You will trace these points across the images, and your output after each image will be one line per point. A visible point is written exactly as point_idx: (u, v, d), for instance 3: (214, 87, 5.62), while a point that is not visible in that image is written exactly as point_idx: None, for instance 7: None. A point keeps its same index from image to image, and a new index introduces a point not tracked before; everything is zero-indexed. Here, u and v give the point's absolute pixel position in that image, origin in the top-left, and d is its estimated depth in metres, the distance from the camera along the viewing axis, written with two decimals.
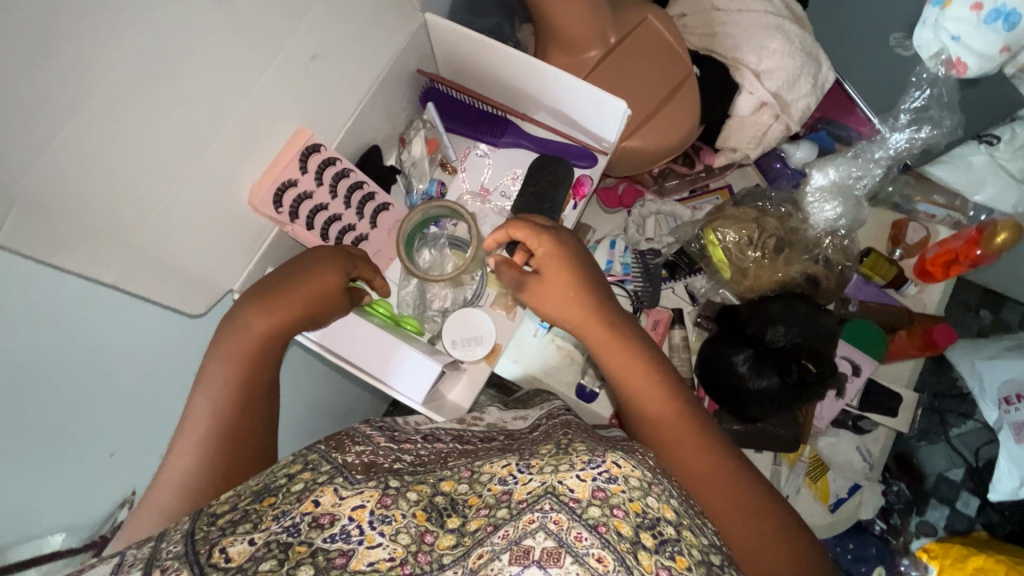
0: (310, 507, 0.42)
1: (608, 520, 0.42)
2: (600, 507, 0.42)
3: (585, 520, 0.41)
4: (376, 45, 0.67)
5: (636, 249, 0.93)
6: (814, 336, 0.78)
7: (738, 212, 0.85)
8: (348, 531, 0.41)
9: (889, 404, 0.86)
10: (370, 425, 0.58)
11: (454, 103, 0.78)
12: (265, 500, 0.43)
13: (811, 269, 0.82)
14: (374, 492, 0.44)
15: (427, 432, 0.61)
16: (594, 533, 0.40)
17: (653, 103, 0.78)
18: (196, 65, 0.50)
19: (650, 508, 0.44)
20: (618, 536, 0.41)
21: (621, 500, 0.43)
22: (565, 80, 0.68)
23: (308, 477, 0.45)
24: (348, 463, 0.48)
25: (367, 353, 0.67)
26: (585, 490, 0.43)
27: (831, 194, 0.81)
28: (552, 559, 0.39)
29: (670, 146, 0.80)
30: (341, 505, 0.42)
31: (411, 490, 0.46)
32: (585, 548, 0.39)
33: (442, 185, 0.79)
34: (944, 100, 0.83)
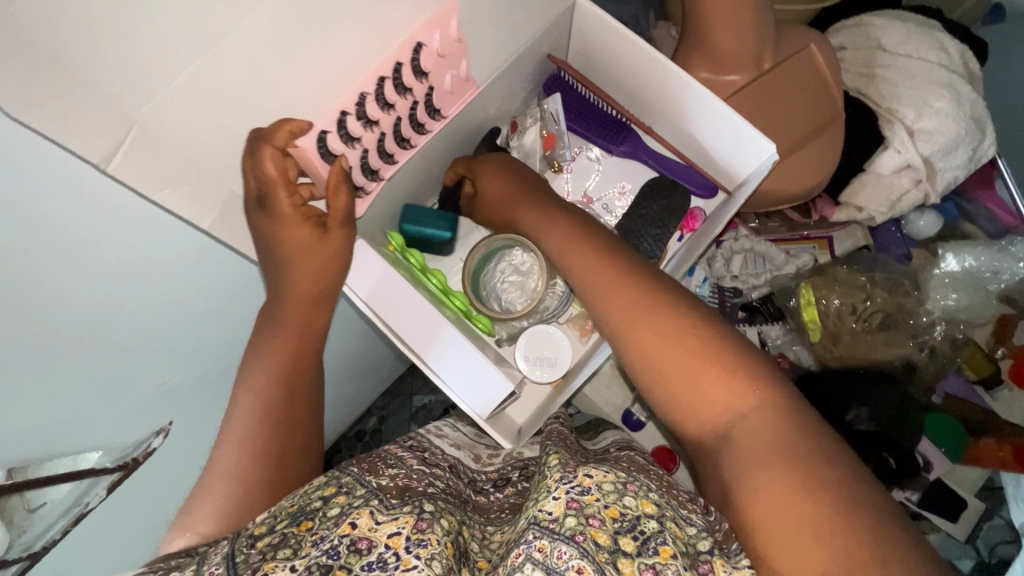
0: (347, 529, 0.40)
1: (585, 530, 0.37)
2: (576, 517, 0.38)
3: (562, 533, 0.37)
4: (520, 22, 0.60)
5: (716, 283, 0.84)
6: (894, 424, 0.73)
7: (848, 276, 0.79)
8: (384, 560, 0.39)
9: (953, 509, 0.81)
10: (400, 444, 0.56)
11: (578, 99, 0.72)
12: (302, 523, 0.41)
13: (914, 356, 0.76)
14: (409, 517, 0.42)
15: (451, 462, 0.57)
16: (573, 545, 0.36)
17: (793, 142, 0.71)
18: (338, 17, 0.44)
19: (628, 509, 0.39)
20: (596, 546, 0.36)
21: (597, 508, 0.39)
22: (712, 102, 0.61)
23: (343, 502, 0.43)
24: (382, 486, 0.46)
25: (424, 340, 0.59)
26: (560, 506, 0.38)
27: (959, 284, 0.76)
28: None
29: (799, 193, 0.73)
30: (377, 530, 0.40)
31: (443, 518, 0.43)
32: (564, 564, 0.35)
33: (545, 183, 0.73)
34: None
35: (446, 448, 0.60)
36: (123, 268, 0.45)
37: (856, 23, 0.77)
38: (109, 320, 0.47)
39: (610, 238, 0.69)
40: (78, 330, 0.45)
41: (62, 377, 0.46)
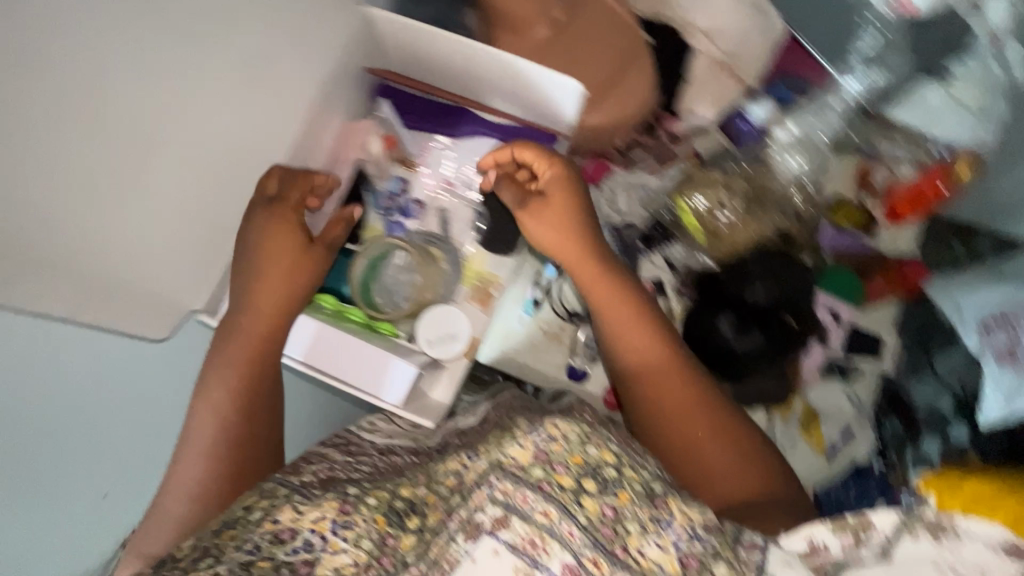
0: (271, 525, 0.47)
1: (550, 479, 0.48)
2: (543, 468, 0.49)
3: (528, 482, 0.48)
4: (313, 45, 0.65)
5: (611, 225, 0.90)
6: (788, 289, 0.79)
7: (705, 176, 0.85)
8: (310, 542, 0.46)
9: (871, 347, 0.89)
10: (327, 443, 0.60)
11: (410, 98, 0.77)
12: (225, 533, 0.47)
13: (783, 225, 0.82)
14: (331, 503, 0.48)
15: (385, 447, 0.61)
16: (538, 493, 0.47)
17: (610, 74, 0.77)
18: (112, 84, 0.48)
19: (590, 457, 0.50)
20: (560, 488, 0.48)
21: (562, 455, 0.50)
22: (510, 62, 0.66)
23: (263, 505, 0.48)
24: (305, 481, 0.51)
25: (326, 352, 0.66)
26: (527, 455, 0.50)
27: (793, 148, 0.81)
28: (501, 524, 0.46)
29: (634, 115, 0.79)
30: (300, 519, 0.47)
31: (368, 497, 0.50)
32: (529, 506, 0.47)
33: (406, 183, 0.77)
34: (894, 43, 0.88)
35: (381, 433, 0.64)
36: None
37: None
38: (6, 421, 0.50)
39: (480, 213, 0.75)
40: None
41: None
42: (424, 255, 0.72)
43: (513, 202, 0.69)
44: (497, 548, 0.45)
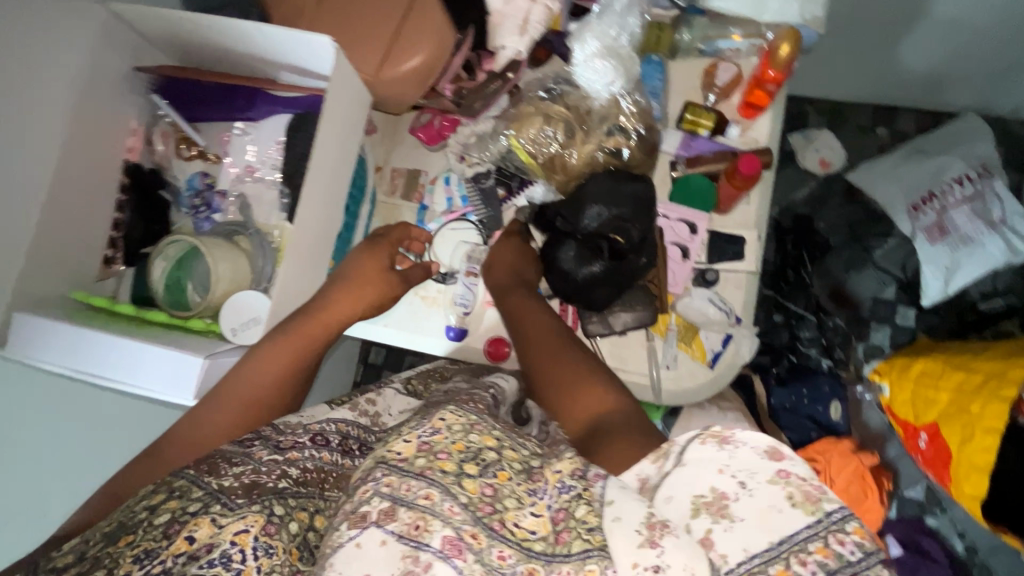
0: (185, 545, 0.44)
1: (432, 464, 0.45)
2: (426, 456, 0.46)
3: (411, 470, 0.45)
4: (56, 47, 0.61)
5: (467, 178, 0.93)
6: (626, 211, 0.77)
7: (530, 109, 0.83)
8: (228, 556, 0.44)
9: (736, 249, 0.87)
10: (248, 436, 0.56)
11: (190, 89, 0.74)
12: (121, 539, 0.45)
13: (607, 144, 0.80)
14: (257, 516, 0.47)
15: (318, 429, 0.60)
16: (422, 478, 0.45)
17: (396, 23, 0.75)
18: None
19: (471, 442, 0.48)
20: (442, 472, 0.45)
21: (445, 444, 0.47)
22: (265, 31, 0.63)
23: (175, 507, 0.46)
24: (225, 487, 0.49)
25: (116, 365, 0.59)
26: (411, 446, 0.47)
27: (603, 58, 0.76)
28: (388, 516, 0.43)
29: (432, 59, 0.76)
30: (220, 533, 0.45)
31: (291, 520, 0.49)
32: (412, 494, 0.44)
33: (208, 175, 0.75)
34: None
35: None
36: None
37: None
38: None
39: (283, 191, 0.73)
40: None
41: None
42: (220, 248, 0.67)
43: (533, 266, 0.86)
44: (385, 540, 0.43)
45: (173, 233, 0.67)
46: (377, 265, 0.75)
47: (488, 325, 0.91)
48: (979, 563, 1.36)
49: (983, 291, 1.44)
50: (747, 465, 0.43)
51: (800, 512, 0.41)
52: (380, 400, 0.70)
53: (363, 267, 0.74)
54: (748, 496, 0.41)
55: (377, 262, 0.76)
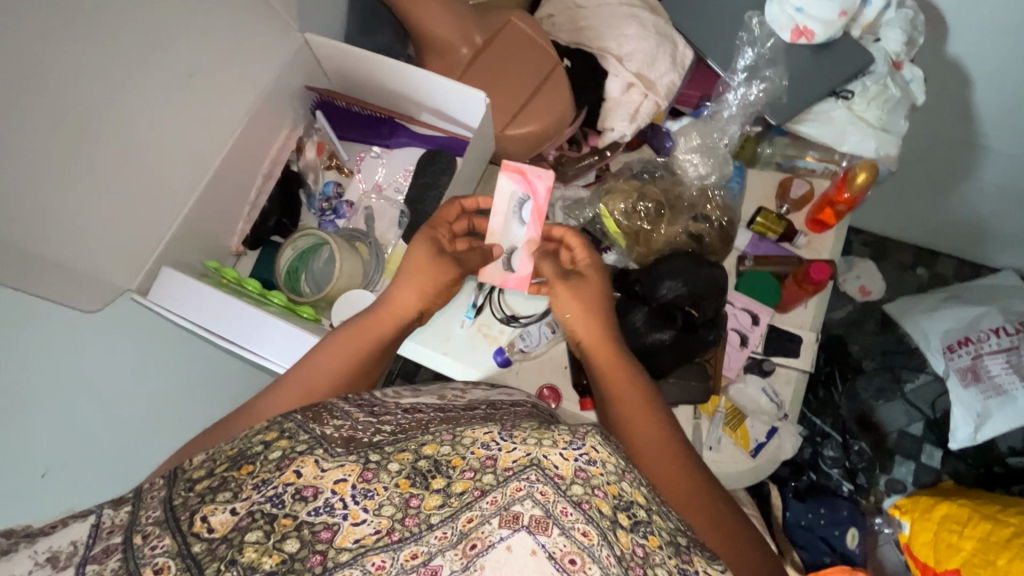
0: (292, 477, 0.48)
1: (590, 498, 0.48)
2: (583, 485, 0.49)
3: (569, 496, 0.48)
4: (254, 61, 0.74)
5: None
6: (703, 290, 0.84)
7: (626, 185, 0.92)
8: (330, 505, 0.46)
9: (790, 347, 0.92)
10: (349, 402, 0.62)
11: (344, 112, 0.85)
12: (243, 468, 0.49)
13: (692, 227, 0.88)
14: (354, 465, 0.50)
15: (410, 406, 0.66)
16: (579, 509, 0.47)
17: (528, 92, 0.86)
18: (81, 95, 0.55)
19: (625, 491, 0.51)
20: (600, 513, 0.48)
21: (600, 481, 0.50)
22: (429, 77, 0.74)
23: (285, 445, 0.51)
24: (327, 435, 0.53)
25: (245, 333, 0.68)
26: (569, 467, 0.50)
27: (699, 154, 0.88)
28: (541, 526, 0.46)
29: (551, 127, 0.87)
30: (323, 477, 0.48)
31: (391, 462, 0.51)
32: (570, 522, 0.46)
33: (340, 187, 0.85)
34: (767, 58, 0.95)
35: None
36: None
37: None
38: None
39: (403, 213, 0.82)
40: None
41: None
42: (346, 251, 0.75)
43: (553, 271, 0.78)
44: (534, 549, 0.45)
45: (306, 227, 0.75)
46: (429, 249, 0.73)
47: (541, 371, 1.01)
48: None
49: (1013, 445, 1.45)
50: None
51: None
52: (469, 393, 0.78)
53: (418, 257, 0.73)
54: None
55: (428, 251, 0.73)
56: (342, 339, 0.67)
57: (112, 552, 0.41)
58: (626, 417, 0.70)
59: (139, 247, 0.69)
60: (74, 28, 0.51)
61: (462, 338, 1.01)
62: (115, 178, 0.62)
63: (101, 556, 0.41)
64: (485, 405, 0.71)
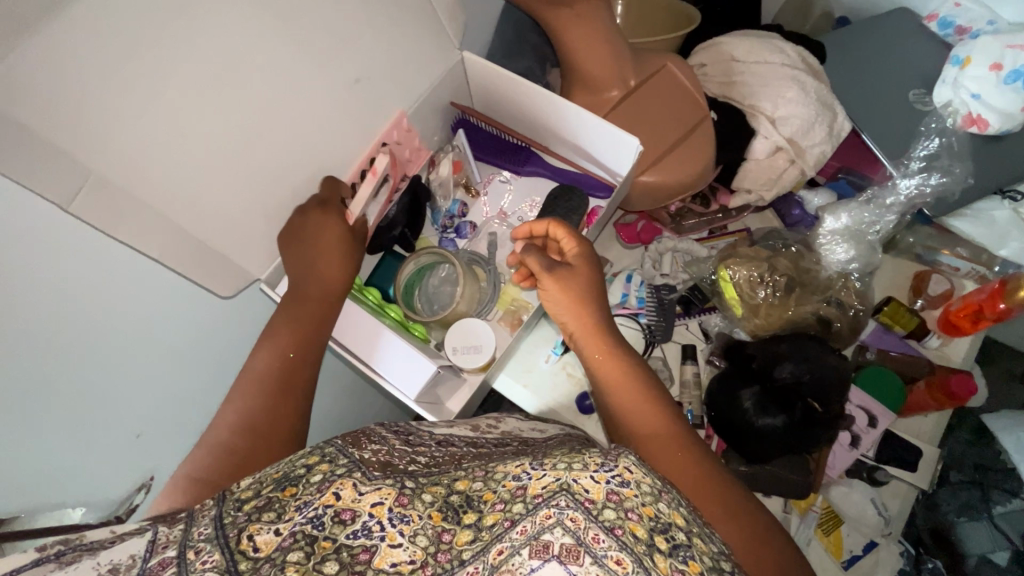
0: (332, 499, 0.44)
1: (622, 523, 0.42)
2: (615, 509, 0.43)
3: (601, 521, 0.42)
4: (414, 75, 0.75)
5: (650, 284, 0.91)
6: (823, 379, 0.78)
7: (751, 253, 0.87)
8: (369, 528, 0.42)
9: (906, 458, 0.84)
10: (386, 427, 0.60)
11: (482, 133, 0.85)
12: (287, 490, 0.45)
13: (823, 310, 0.83)
14: (391, 490, 0.46)
15: (444, 437, 0.63)
16: (611, 536, 0.42)
17: (672, 141, 0.83)
18: (256, 84, 0.57)
19: (662, 513, 0.44)
20: (634, 538, 0.42)
21: (634, 503, 0.44)
22: (584, 115, 0.73)
23: (326, 469, 0.48)
24: (365, 459, 0.51)
25: (365, 343, 0.69)
26: (600, 491, 0.44)
27: (844, 237, 0.83)
28: (571, 556, 0.40)
29: (689, 179, 0.83)
30: (360, 501, 0.44)
31: (425, 493, 0.47)
32: (602, 550, 0.40)
33: (465, 206, 0.86)
34: (954, 148, 0.86)
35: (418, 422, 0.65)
36: (101, 305, 0.54)
37: (711, 44, 0.92)
38: (99, 355, 0.57)
39: None
40: (58, 364, 0.53)
41: (45, 410, 0.54)
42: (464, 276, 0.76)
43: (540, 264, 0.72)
44: None
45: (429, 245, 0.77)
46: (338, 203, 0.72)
47: None
48: None
49: None
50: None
51: None
52: (503, 424, 0.74)
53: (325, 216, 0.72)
54: None
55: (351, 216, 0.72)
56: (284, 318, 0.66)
57: (166, 566, 0.37)
58: (629, 420, 0.65)
59: (275, 239, 0.70)
60: (263, 18, 0.53)
61: (544, 373, 0.98)
62: (267, 167, 0.64)
63: (157, 567, 0.37)
64: (518, 440, 0.67)
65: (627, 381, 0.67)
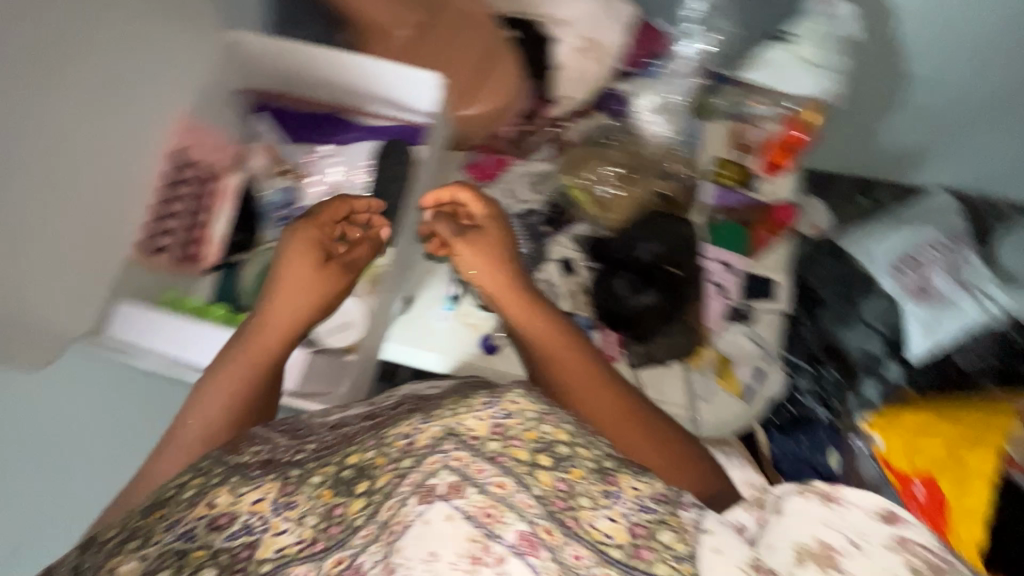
0: (207, 510, 0.45)
1: (505, 451, 0.47)
2: (498, 440, 0.48)
3: (484, 454, 0.46)
4: (180, 65, 0.68)
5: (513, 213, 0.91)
6: (677, 246, 0.86)
7: (586, 153, 0.91)
8: (248, 526, 0.44)
9: (764, 289, 0.95)
10: (275, 425, 0.60)
11: (286, 112, 0.80)
12: (154, 512, 0.45)
13: (661, 187, 0.89)
14: (272, 483, 0.47)
15: (336, 421, 0.61)
16: (493, 464, 0.46)
17: (475, 68, 0.87)
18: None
19: (545, 433, 0.49)
20: (516, 461, 0.46)
21: (518, 431, 0.48)
22: (380, 65, 0.74)
23: (199, 482, 0.47)
24: (243, 461, 0.51)
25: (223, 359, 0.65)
26: (483, 426, 0.48)
27: (660, 112, 0.87)
28: (457, 491, 0.44)
29: (506, 99, 0.88)
30: (239, 502, 0.45)
31: (314, 473, 0.48)
32: (484, 478, 0.45)
33: (292, 193, 0.79)
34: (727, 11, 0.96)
35: (328, 411, 0.64)
36: None
37: None
38: None
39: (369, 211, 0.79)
40: None
41: None
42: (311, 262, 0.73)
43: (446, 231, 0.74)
44: (451, 515, 0.43)
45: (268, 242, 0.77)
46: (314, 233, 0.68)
47: None
48: None
49: None
50: (854, 526, 0.44)
51: None
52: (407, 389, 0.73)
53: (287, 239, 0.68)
54: None
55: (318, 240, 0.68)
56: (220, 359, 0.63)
57: None
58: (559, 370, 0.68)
59: (83, 288, 0.62)
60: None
61: (442, 331, 0.98)
62: (46, 204, 0.55)
63: None
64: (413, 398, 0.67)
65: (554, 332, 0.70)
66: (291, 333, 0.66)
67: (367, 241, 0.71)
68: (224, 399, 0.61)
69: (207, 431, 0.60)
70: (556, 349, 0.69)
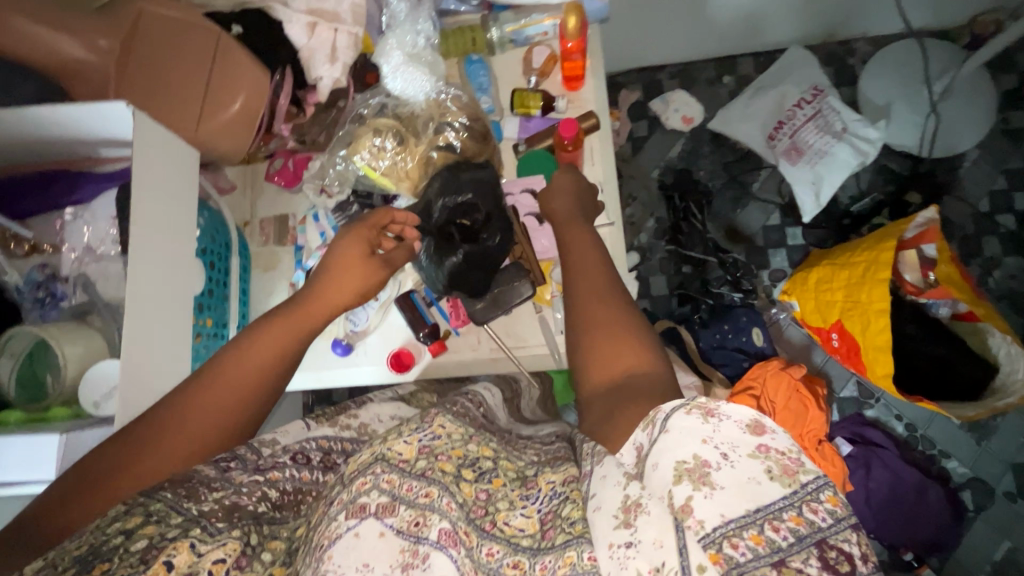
0: (164, 571, 0.46)
1: (433, 466, 0.54)
2: (426, 459, 0.54)
3: (413, 473, 0.52)
4: None
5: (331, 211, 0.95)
6: (469, 202, 0.82)
7: (359, 130, 0.87)
8: None
9: None
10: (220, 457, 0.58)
11: (11, 185, 0.75)
12: (96, 567, 0.45)
13: (438, 141, 0.85)
14: (236, 544, 0.50)
15: (298, 449, 0.65)
16: (422, 479, 0.52)
17: (206, 73, 0.78)
18: None
19: (470, 451, 0.58)
20: (443, 472, 0.54)
21: (444, 449, 0.56)
22: (65, 111, 0.64)
23: (152, 533, 0.48)
24: (206, 511, 0.51)
25: None
26: (411, 449, 0.54)
27: (410, 65, 0.83)
28: (387, 510, 0.50)
29: (255, 96, 0.80)
30: (201, 561, 0.47)
31: (265, 551, 0.52)
32: (413, 493, 0.51)
33: (46, 266, 0.75)
34: None
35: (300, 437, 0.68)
36: None
37: None
38: None
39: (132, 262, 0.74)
40: None
41: None
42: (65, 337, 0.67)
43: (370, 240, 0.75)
44: (383, 532, 0.48)
45: (13, 329, 0.67)
46: (360, 251, 0.74)
47: (385, 342, 0.96)
48: (922, 438, 1.60)
49: (851, 196, 1.63)
50: (730, 439, 0.48)
51: (778, 484, 0.46)
52: (363, 416, 0.77)
53: (347, 255, 0.73)
54: (730, 467, 0.46)
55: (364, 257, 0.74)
56: (264, 350, 0.65)
57: None
58: (574, 260, 0.75)
59: None
60: None
61: None
62: None
63: None
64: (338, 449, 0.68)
65: (583, 242, 0.77)
66: (292, 352, 0.67)
67: (402, 249, 0.79)
68: (231, 404, 0.61)
69: (218, 432, 0.60)
70: (577, 245, 0.77)
